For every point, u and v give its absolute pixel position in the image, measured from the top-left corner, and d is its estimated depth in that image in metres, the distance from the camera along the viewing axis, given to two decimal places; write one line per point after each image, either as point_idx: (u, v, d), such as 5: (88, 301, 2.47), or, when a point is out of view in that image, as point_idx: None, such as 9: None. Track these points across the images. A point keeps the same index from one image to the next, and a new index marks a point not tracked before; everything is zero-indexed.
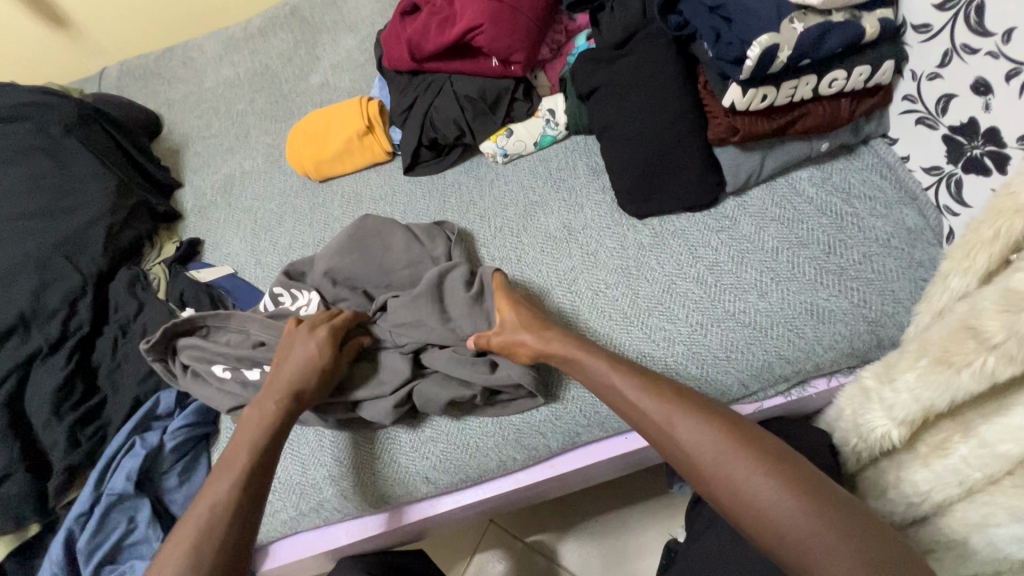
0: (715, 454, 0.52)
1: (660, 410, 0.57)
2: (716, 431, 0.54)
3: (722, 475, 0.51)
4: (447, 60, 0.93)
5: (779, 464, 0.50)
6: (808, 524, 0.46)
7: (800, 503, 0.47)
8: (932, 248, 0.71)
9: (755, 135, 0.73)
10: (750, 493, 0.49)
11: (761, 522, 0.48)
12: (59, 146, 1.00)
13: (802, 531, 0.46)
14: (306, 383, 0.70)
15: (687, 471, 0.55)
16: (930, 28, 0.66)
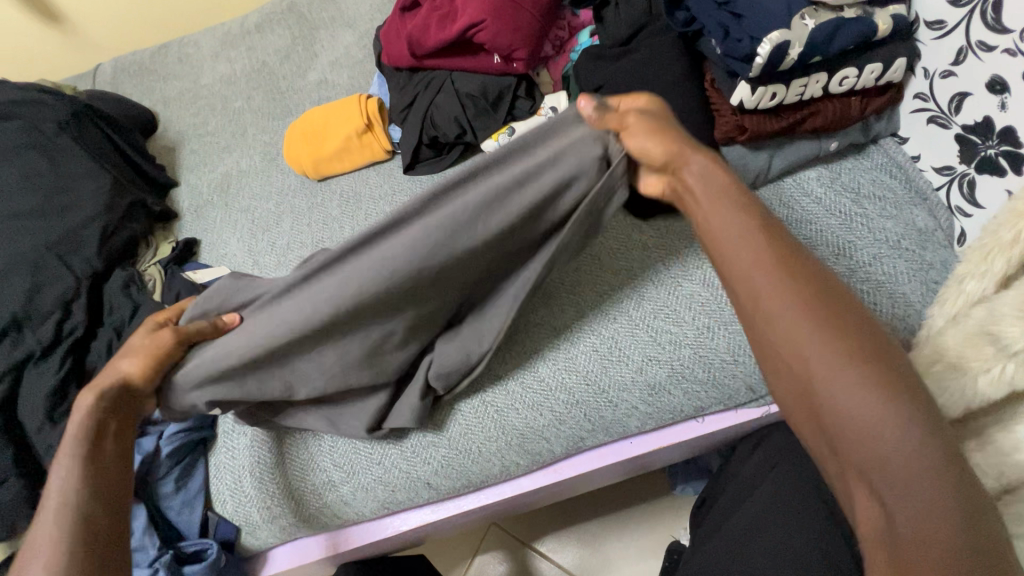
0: (814, 338, 0.44)
1: (775, 275, 0.48)
2: (834, 325, 0.45)
3: (813, 365, 0.44)
4: (448, 57, 0.91)
5: (893, 374, 0.42)
6: (904, 435, 0.40)
7: (902, 417, 0.41)
8: (943, 251, 0.69)
9: (763, 134, 0.72)
10: (837, 383, 0.43)
11: (838, 414, 0.43)
12: (52, 143, 0.98)
13: (891, 439, 0.40)
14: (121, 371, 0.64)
15: (774, 346, 0.47)
16: (944, 24, 0.65)
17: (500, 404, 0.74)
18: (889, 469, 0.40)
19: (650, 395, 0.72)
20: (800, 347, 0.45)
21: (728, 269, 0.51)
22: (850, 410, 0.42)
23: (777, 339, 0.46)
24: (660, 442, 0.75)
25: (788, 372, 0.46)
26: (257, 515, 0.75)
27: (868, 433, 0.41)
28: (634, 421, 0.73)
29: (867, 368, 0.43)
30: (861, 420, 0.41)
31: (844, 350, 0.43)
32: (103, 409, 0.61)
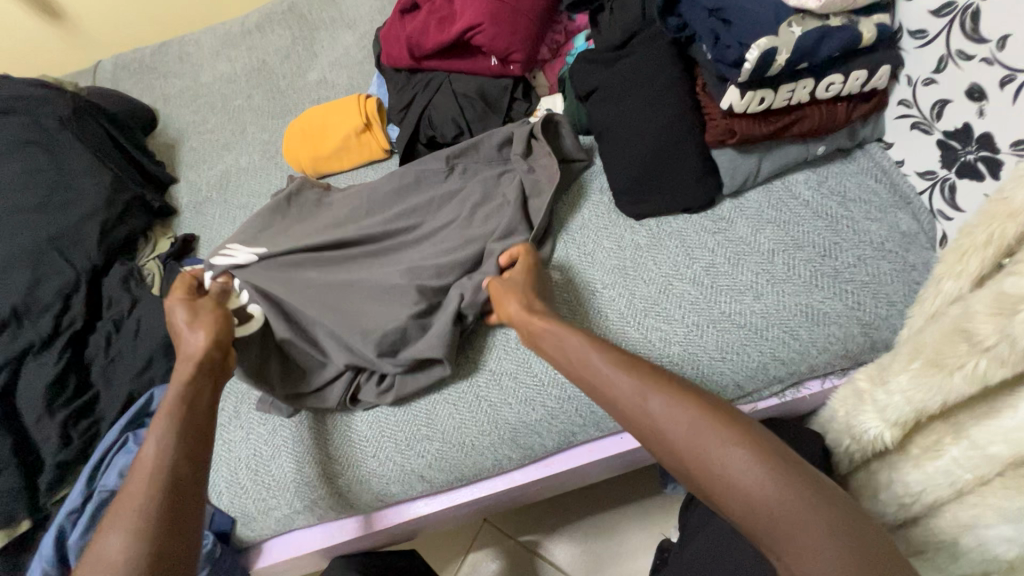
0: (680, 425, 0.49)
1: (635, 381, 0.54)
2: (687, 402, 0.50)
3: (703, 456, 0.47)
4: (447, 59, 0.93)
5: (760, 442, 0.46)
6: (775, 489, 0.43)
7: (771, 474, 0.44)
8: (926, 252, 0.71)
9: (752, 137, 0.74)
10: (721, 467, 0.46)
11: (730, 495, 0.45)
12: (52, 138, 0.99)
13: (770, 498, 0.43)
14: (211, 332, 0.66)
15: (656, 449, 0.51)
16: (926, 33, 0.67)
17: (492, 400, 0.75)
18: (781, 529, 0.43)
19: None
20: (674, 436, 0.49)
21: (594, 378, 0.58)
22: (737, 492, 0.45)
23: (652, 442, 0.51)
24: None
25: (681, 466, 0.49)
26: (253, 507, 0.76)
27: (764, 506, 0.43)
28: None
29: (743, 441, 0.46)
30: (756, 497, 0.44)
31: (719, 436, 0.47)
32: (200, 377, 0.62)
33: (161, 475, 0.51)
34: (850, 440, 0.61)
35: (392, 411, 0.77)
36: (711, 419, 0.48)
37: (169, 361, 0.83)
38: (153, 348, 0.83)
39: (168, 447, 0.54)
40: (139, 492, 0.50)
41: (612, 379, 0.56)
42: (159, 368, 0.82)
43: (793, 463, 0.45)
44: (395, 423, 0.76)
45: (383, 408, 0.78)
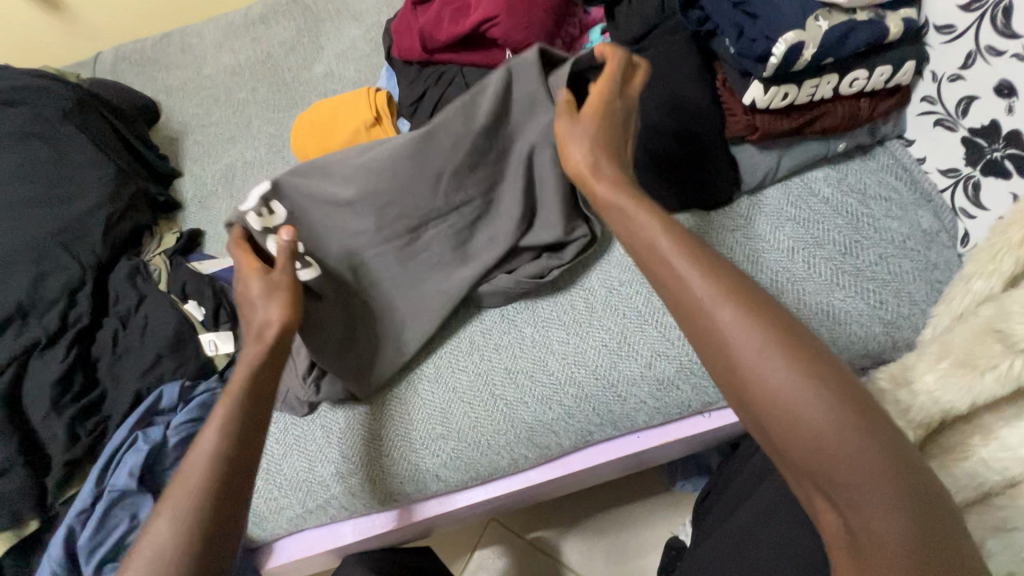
0: (759, 348, 0.42)
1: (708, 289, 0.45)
2: (767, 324, 0.43)
3: (768, 385, 0.41)
4: (460, 51, 0.91)
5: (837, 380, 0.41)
6: (848, 434, 0.39)
7: (844, 418, 0.39)
8: (947, 251, 0.71)
9: (774, 134, 0.73)
10: (788, 400, 0.41)
11: (795, 435, 0.40)
12: (55, 130, 0.97)
13: (841, 445, 0.39)
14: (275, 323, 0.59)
15: (713, 365, 0.45)
16: (953, 29, 0.66)
17: (508, 398, 0.74)
18: (840, 476, 0.39)
19: (658, 390, 0.72)
20: (740, 363, 0.43)
21: (659, 274, 0.50)
22: (799, 428, 0.40)
23: (721, 367, 0.45)
24: (666, 436, 0.75)
25: (733, 392, 0.44)
26: (264, 507, 0.75)
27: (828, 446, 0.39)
28: (642, 415, 0.73)
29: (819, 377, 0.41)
30: (821, 438, 0.39)
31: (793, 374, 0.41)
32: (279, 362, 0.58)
33: (206, 477, 0.47)
34: None
35: (406, 407, 0.76)
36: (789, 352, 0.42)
37: (178, 358, 0.82)
38: (161, 345, 0.82)
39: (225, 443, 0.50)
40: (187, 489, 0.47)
41: (682, 280, 0.47)
42: (168, 365, 0.81)
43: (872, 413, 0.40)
44: (410, 418, 0.75)
45: (397, 404, 0.76)
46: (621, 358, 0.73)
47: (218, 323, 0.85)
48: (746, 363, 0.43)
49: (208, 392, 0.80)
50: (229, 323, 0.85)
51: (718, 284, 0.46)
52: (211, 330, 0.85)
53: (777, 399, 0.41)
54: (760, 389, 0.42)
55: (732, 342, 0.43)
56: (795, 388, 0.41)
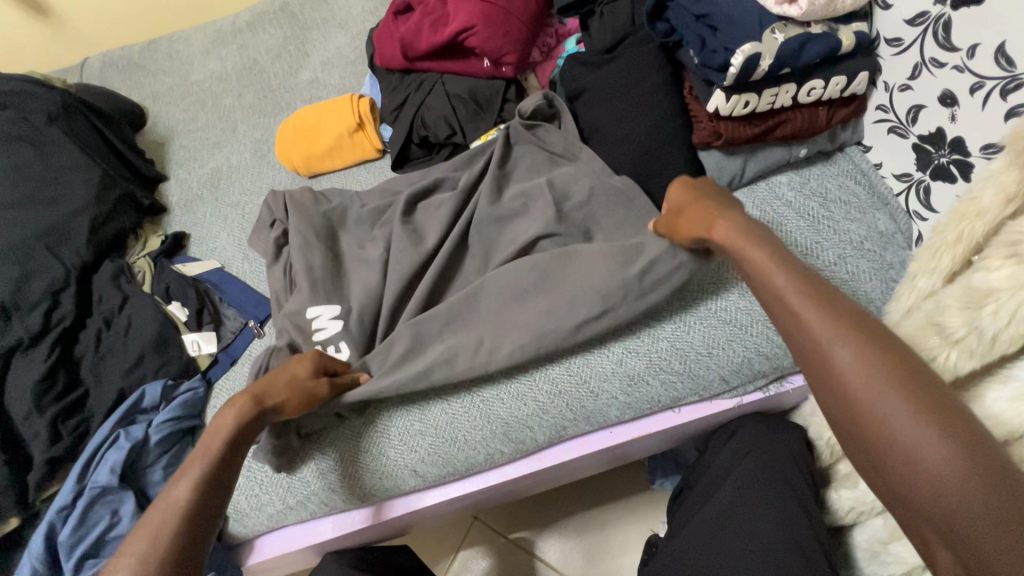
0: (881, 386, 0.44)
1: (820, 316, 0.49)
2: (890, 366, 0.45)
3: (881, 417, 0.43)
4: (440, 60, 0.94)
5: (959, 419, 0.42)
6: (959, 472, 0.39)
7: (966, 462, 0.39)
8: (902, 252, 0.74)
9: (737, 139, 0.76)
10: (898, 435, 0.42)
11: (902, 470, 0.42)
12: (41, 135, 0.98)
13: (954, 487, 0.39)
14: (273, 394, 0.67)
15: (830, 403, 0.47)
16: (901, 42, 0.70)
17: (485, 394, 0.77)
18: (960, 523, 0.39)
19: (630, 386, 0.75)
20: (854, 397, 0.45)
21: (780, 310, 0.53)
22: (918, 467, 0.41)
23: (832, 398, 0.47)
24: (637, 431, 0.78)
25: (847, 427, 0.46)
26: (246, 503, 0.77)
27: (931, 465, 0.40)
28: (614, 410, 0.76)
29: (931, 402, 0.43)
30: (921, 465, 0.41)
31: (917, 412, 0.42)
32: (248, 423, 0.65)
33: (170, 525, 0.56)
34: None
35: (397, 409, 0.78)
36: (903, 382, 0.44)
37: (161, 358, 0.83)
38: (144, 345, 0.83)
39: (192, 488, 0.60)
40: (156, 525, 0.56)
41: (799, 317, 0.51)
42: (151, 365, 0.82)
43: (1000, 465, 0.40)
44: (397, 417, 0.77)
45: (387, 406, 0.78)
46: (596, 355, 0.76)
47: (201, 324, 0.89)
48: (860, 394, 0.45)
49: (191, 392, 0.81)
50: (212, 324, 0.89)
51: (842, 317, 0.49)
52: (194, 331, 0.88)
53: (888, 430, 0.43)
54: (877, 428, 0.43)
55: (847, 372, 0.46)
56: (915, 430, 0.42)
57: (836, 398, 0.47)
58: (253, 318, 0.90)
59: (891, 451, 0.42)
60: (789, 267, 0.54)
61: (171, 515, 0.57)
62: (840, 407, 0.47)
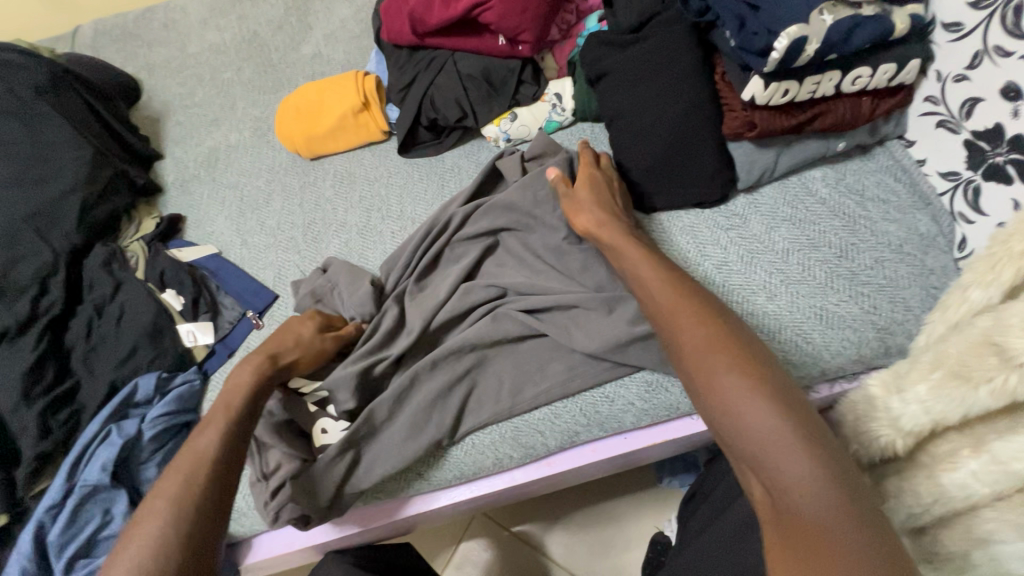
0: (696, 336, 0.53)
1: (669, 298, 0.58)
2: (715, 327, 0.53)
3: (699, 359, 0.52)
4: (452, 36, 0.88)
5: (760, 365, 0.50)
6: (756, 400, 0.47)
7: (760, 389, 0.47)
8: (944, 256, 0.69)
9: (772, 131, 0.71)
10: (715, 375, 0.50)
11: (716, 402, 0.49)
12: (28, 109, 0.93)
13: (750, 411, 0.47)
14: (284, 347, 0.71)
15: (677, 356, 0.55)
16: (961, 27, 0.64)
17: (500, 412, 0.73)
18: (756, 440, 0.46)
19: (647, 392, 0.72)
20: (685, 345, 0.53)
21: (642, 286, 0.62)
22: (719, 392, 0.49)
23: (673, 348, 0.55)
24: (654, 438, 0.74)
25: (685, 373, 0.53)
26: (243, 501, 0.75)
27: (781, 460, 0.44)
28: (630, 417, 0.72)
29: (733, 347, 0.51)
30: (728, 397, 0.48)
31: (727, 356, 0.50)
32: (267, 376, 0.68)
33: (181, 500, 0.55)
34: (859, 446, 0.59)
35: None
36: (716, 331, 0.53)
37: (154, 349, 0.79)
38: (137, 336, 0.79)
39: (219, 440, 0.61)
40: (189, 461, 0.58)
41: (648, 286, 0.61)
42: (144, 357, 0.79)
43: (790, 394, 0.48)
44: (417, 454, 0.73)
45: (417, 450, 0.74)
46: (628, 376, 0.73)
47: (197, 313, 0.84)
48: (689, 339, 0.53)
49: (186, 385, 0.78)
50: (209, 314, 0.84)
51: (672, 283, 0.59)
52: (190, 320, 0.83)
53: (703, 367, 0.51)
54: (699, 368, 0.51)
55: (682, 326, 0.55)
56: (723, 371, 0.49)
57: (673, 349, 0.55)
58: (252, 308, 0.85)
59: (710, 391, 0.50)
60: (651, 259, 0.63)
61: (199, 465, 0.58)
62: (680, 357, 0.54)
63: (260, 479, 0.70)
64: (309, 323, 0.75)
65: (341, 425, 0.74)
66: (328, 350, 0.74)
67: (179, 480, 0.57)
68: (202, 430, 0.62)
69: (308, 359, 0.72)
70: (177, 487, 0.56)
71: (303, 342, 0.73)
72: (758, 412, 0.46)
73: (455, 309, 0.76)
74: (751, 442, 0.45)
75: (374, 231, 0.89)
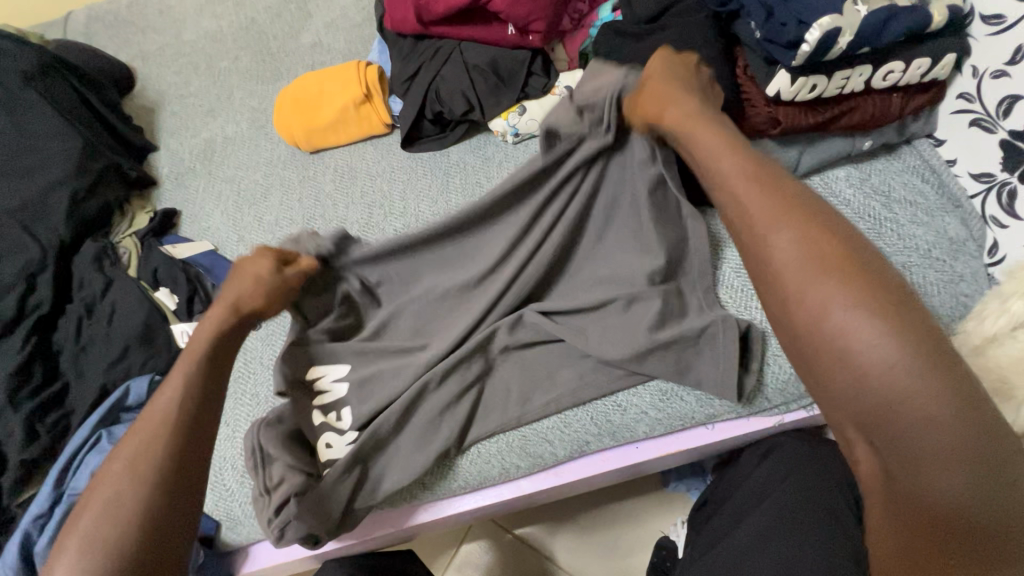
0: (802, 270, 0.38)
1: (768, 210, 0.41)
2: (831, 253, 0.38)
3: (809, 305, 0.37)
4: (459, 25, 0.84)
5: (905, 314, 0.35)
6: (900, 370, 0.34)
7: (908, 354, 0.34)
8: (975, 262, 0.66)
9: (797, 129, 0.67)
10: (835, 328, 0.36)
11: (833, 363, 0.36)
12: (15, 98, 0.89)
13: (893, 385, 0.34)
14: (246, 295, 0.58)
15: (769, 292, 0.40)
16: (1002, 20, 0.60)
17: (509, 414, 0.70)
18: (896, 423, 0.34)
19: (661, 400, 0.69)
20: (787, 281, 0.39)
21: (720, 190, 0.45)
22: (843, 356, 0.36)
23: (764, 281, 0.41)
24: (667, 447, 0.71)
25: (783, 317, 0.39)
26: (239, 510, 0.71)
27: (911, 414, 0.33)
28: (642, 426, 0.69)
29: (864, 285, 0.36)
30: (857, 362, 0.35)
31: (859, 301, 0.36)
32: (226, 329, 0.56)
33: (135, 477, 0.46)
34: None
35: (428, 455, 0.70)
36: (838, 264, 0.37)
37: (147, 351, 0.76)
38: (129, 336, 0.76)
39: (180, 400, 0.50)
40: (139, 441, 0.48)
41: (734, 194, 0.44)
42: (136, 358, 0.76)
43: (944, 356, 0.34)
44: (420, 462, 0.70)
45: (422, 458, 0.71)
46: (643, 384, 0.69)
47: (192, 313, 0.81)
48: (794, 272, 0.38)
49: None
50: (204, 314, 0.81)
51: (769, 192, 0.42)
52: (185, 320, 0.80)
53: (819, 317, 0.37)
54: (810, 317, 0.37)
55: (785, 252, 0.39)
56: (849, 324, 0.35)
57: (767, 281, 0.40)
58: None
59: (829, 347, 0.36)
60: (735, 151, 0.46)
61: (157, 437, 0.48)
62: (776, 294, 0.40)
63: (262, 494, 0.66)
64: (265, 260, 0.61)
65: (347, 438, 0.69)
66: (290, 283, 0.62)
67: (135, 451, 0.48)
68: (166, 388, 0.52)
69: (268, 300, 0.60)
70: (131, 461, 0.47)
71: (261, 282, 0.59)
72: (903, 387, 0.33)
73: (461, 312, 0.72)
74: (876, 407, 0.34)
75: (376, 228, 0.86)
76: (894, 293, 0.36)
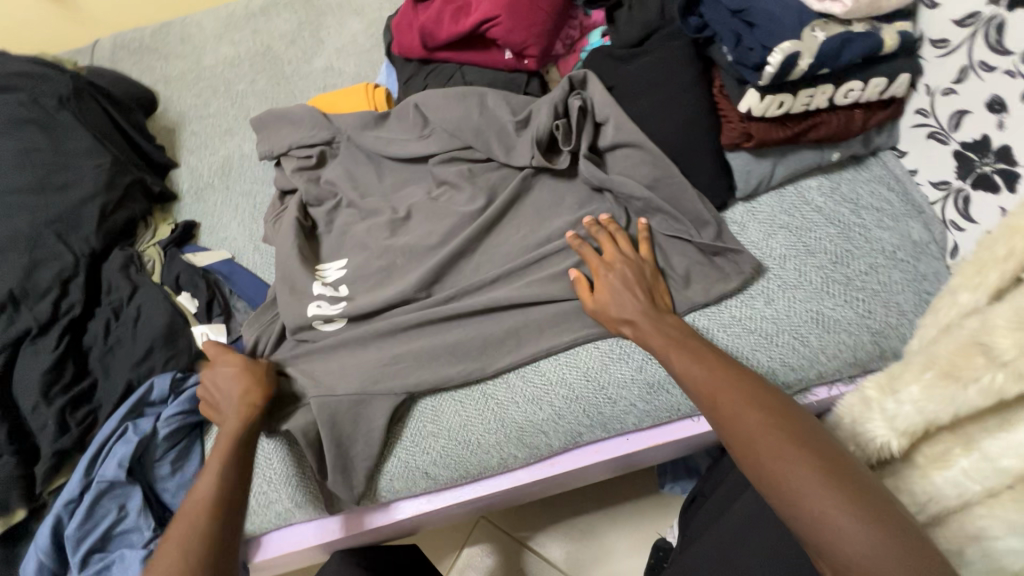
0: (749, 419, 0.53)
1: (717, 385, 0.57)
2: (767, 411, 0.53)
3: (753, 441, 0.51)
4: (460, 50, 0.91)
5: (818, 444, 0.49)
6: (817, 482, 0.46)
7: (824, 472, 0.47)
8: (936, 263, 0.72)
9: (768, 142, 0.73)
10: (772, 461, 0.49)
11: (778, 490, 0.48)
12: (51, 118, 0.96)
13: (813, 495, 0.46)
14: (245, 399, 0.69)
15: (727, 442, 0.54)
16: (948, 43, 0.67)
17: (500, 398, 0.75)
18: (826, 532, 0.44)
19: (648, 393, 0.73)
20: (738, 429, 0.53)
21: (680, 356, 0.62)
22: (784, 482, 0.48)
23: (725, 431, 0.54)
24: (655, 440, 0.76)
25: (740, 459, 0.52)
26: (253, 500, 0.76)
27: (835, 532, 0.44)
28: (632, 418, 0.74)
29: (787, 430, 0.51)
30: (787, 482, 0.47)
31: (789, 441, 0.50)
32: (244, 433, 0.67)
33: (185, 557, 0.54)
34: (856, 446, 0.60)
35: (426, 443, 0.75)
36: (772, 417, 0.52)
37: (169, 350, 0.82)
38: (154, 337, 0.82)
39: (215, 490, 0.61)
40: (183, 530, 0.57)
41: (689, 370, 0.60)
42: (159, 357, 0.81)
43: (851, 475, 0.47)
44: (416, 448, 0.75)
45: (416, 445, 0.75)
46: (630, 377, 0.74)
47: (211, 316, 0.87)
48: (747, 427, 0.52)
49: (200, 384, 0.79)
50: (222, 317, 0.88)
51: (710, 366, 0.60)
52: (204, 322, 0.86)
53: (757, 451, 0.50)
54: (752, 454, 0.51)
55: (731, 406, 0.55)
56: (781, 453, 0.49)
57: (727, 431, 0.54)
58: None
59: (770, 475, 0.49)
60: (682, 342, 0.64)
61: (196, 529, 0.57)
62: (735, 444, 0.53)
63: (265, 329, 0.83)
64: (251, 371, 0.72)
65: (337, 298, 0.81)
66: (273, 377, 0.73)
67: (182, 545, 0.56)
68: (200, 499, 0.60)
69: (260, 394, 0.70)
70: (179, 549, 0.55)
71: (253, 392, 0.70)
72: (827, 503, 0.45)
73: (461, 312, 0.77)
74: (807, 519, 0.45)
75: None
76: (808, 435, 0.50)
